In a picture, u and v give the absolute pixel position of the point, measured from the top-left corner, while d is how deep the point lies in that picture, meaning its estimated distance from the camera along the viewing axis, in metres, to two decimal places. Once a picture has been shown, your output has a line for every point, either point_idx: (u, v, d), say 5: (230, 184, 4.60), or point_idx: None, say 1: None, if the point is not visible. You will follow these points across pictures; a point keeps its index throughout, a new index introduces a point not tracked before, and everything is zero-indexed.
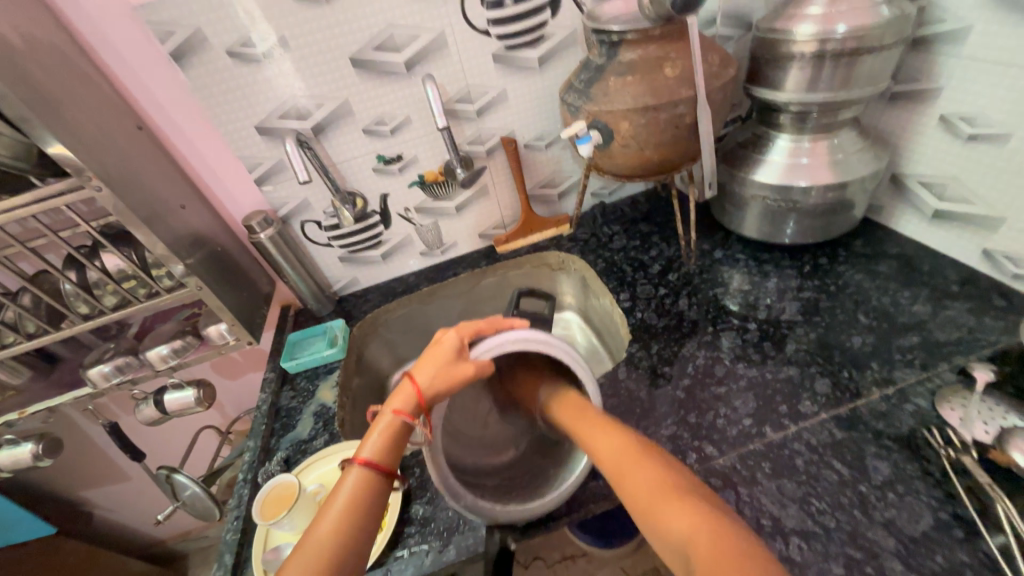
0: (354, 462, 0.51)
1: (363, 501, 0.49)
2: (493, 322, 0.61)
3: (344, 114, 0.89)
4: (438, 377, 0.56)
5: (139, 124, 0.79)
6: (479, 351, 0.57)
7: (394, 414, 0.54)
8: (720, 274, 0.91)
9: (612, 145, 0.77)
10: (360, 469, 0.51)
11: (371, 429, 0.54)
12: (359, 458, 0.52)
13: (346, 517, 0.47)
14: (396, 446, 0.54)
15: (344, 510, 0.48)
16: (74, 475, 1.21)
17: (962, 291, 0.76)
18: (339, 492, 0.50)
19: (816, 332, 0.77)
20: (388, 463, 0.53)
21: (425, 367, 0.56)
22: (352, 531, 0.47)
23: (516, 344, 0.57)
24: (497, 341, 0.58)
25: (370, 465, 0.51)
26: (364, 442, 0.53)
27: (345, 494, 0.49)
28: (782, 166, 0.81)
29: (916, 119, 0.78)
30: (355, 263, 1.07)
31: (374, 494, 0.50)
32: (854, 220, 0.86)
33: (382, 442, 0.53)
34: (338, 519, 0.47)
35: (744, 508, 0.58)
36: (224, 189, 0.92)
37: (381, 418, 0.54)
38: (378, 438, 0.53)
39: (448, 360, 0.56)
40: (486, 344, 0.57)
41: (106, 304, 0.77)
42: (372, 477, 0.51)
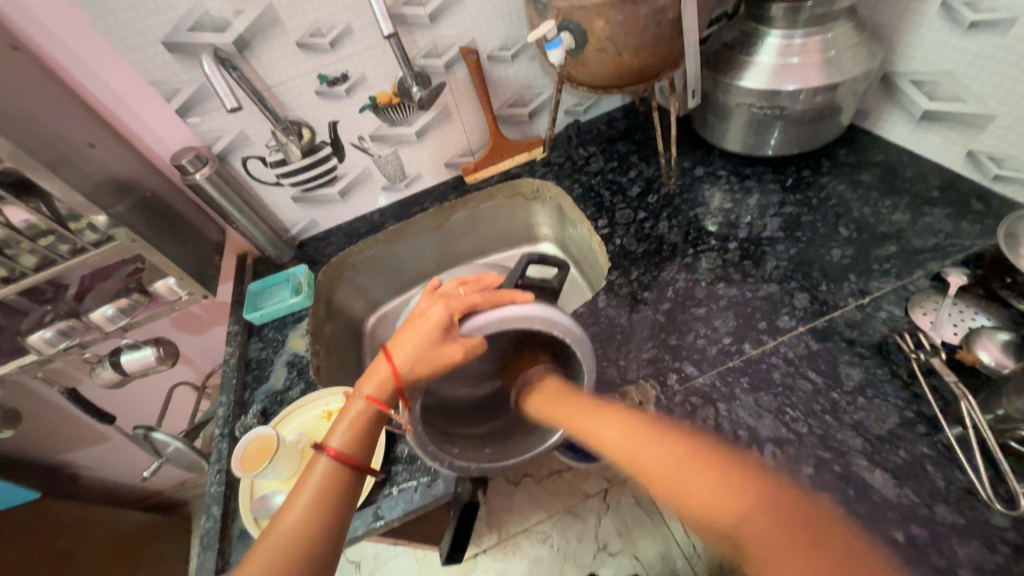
0: (323, 449, 0.51)
1: (331, 489, 0.49)
2: (490, 296, 0.54)
3: (272, 23, 0.75)
4: (419, 360, 0.53)
5: (11, 44, 0.65)
6: (467, 329, 0.52)
7: (367, 401, 0.53)
8: (701, 193, 0.87)
9: (586, 49, 0.68)
10: (330, 458, 0.50)
11: (342, 414, 0.53)
12: (328, 447, 0.51)
13: (315, 507, 0.47)
14: (368, 432, 0.53)
15: (312, 501, 0.48)
16: (48, 441, 1.18)
17: (942, 196, 0.75)
18: (309, 479, 0.49)
19: (795, 247, 0.75)
20: (358, 453, 0.52)
21: (406, 346, 0.53)
22: (321, 520, 0.47)
23: (515, 322, 0.52)
24: (491, 319, 0.52)
25: (339, 453, 0.51)
26: (335, 429, 0.52)
27: (314, 484, 0.49)
28: (771, 67, 0.74)
29: (916, 7, 0.71)
30: (312, 202, 0.98)
31: (342, 486, 0.50)
32: (840, 127, 0.81)
33: (351, 430, 0.52)
34: (306, 510, 0.47)
35: (722, 423, 0.59)
36: (141, 124, 0.79)
37: (354, 403, 0.53)
38: (348, 423, 0.52)
39: (434, 341, 0.53)
40: (477, 321, 0.51)
41: (25, 264, 0.68)
42: (340, 468, 0.50)
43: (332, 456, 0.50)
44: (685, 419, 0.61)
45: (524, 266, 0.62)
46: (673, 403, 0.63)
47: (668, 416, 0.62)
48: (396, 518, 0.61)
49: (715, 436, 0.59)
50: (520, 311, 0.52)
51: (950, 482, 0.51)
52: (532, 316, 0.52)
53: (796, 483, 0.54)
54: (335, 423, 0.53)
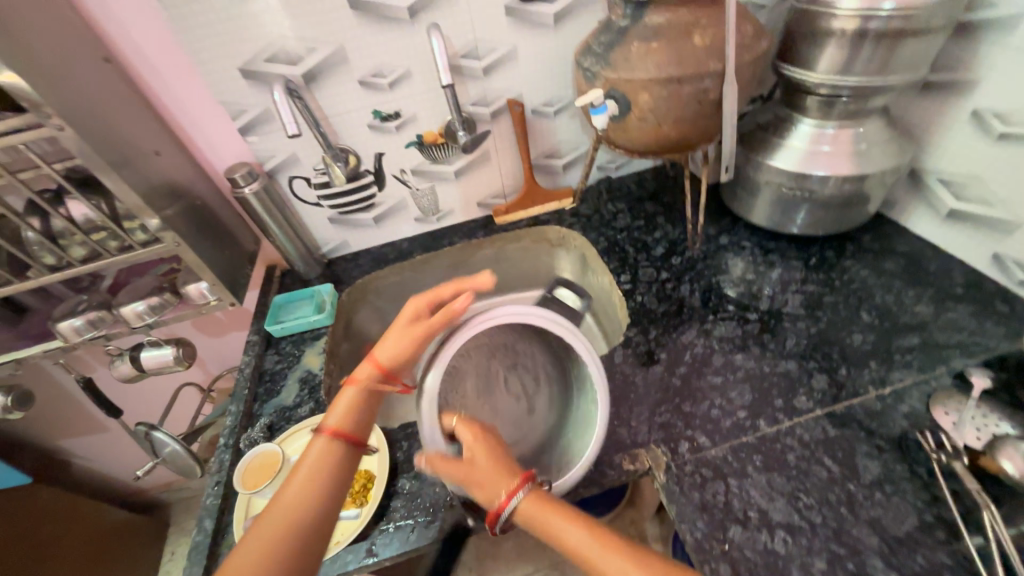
0: (322, 430, 0.50)
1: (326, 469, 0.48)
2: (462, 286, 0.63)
3: (340, 61, 0.81)
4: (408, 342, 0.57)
5: (105, 56, 0.71)
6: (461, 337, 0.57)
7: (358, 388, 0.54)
8: (724, 261, 0.89)
9: (628, 118, 0.72)
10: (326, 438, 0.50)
11: (337, 401, 0.53)
12: (326, 427, 0.50)
13: (310, 484, 0.46)
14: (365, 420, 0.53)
15: (307, 477, 0.47)
16: (50, 426, 1.19)
17: (966, 294, 0.76)
18: (305, 460, 0.48)
19: (816, 326, 0.76)
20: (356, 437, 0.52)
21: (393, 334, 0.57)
22: (315, 494, 0.46)
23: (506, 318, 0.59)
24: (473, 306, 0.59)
25: (337, 433, 0.50)
26: (332, 409, 0.52)
27: (311, 460, 0.48)
28: (802, 152, 0.77)
29: (946, 112, 0.74)
30: (346, 225, 1.02)
31: (337, 466, 0.49)
32: (866, 214, 0.83)
33: (355, 414, 0.53)
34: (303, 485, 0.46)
35: (732, 500, 0.58)
36: (204, 137, 0.84)
37: (346, 389, 0.54)
38: (351, 403, 0.53)
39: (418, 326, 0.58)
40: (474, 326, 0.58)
41: (74, 255, 0.71)
42: (337, 445, 0.50)
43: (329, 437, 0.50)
44: (694, 491, 0.59)
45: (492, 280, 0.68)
46: (682, 472, 0.62)
47: (677, 485, 0.60)
48: (389, 557, 0.60)
49: (723, 514, 0.57)
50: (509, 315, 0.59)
51: None
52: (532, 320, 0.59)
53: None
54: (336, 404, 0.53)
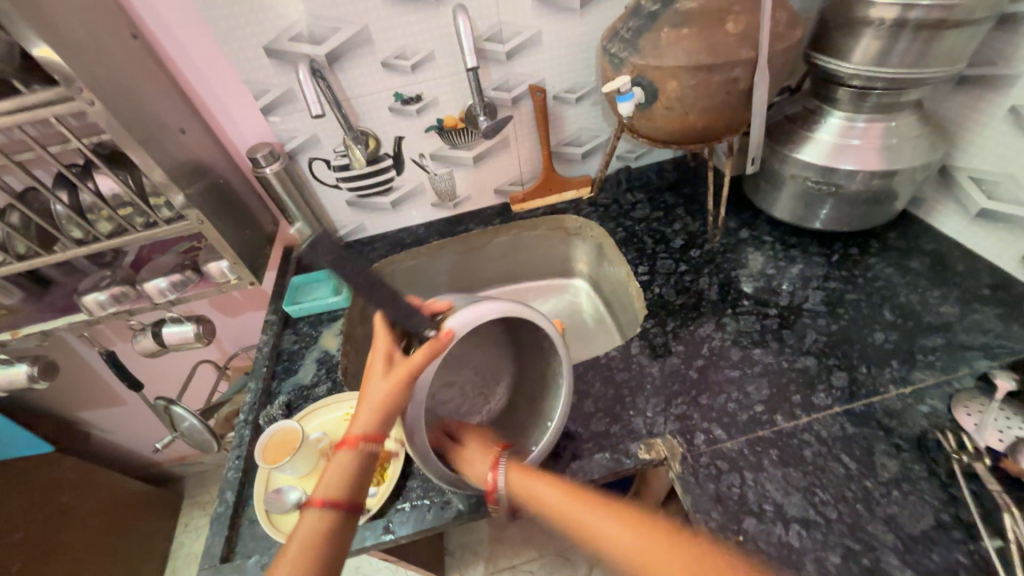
0: (310, 503, 0.50)
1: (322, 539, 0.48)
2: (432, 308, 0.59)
3: (363, 41, 0.80)
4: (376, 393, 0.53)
5: (134, 32, 0.71)
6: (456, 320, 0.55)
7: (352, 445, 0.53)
8: (744, 255, 0.88)
9: (654, 105, 0.71)
10: (316, 510, 0.50)
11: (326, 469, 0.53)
12: (314, 500, 0.50)
13: (307, 551, 0.47)
14: (391, 405, 0.53)
15: (305, 542, 0.48)
16: (72, 398, 1.22)
17: (993, 295, 0.74)
18: (298, 530, 0.49)
19: (836, 323, 0.75)
20: (348, 494, 0.51)
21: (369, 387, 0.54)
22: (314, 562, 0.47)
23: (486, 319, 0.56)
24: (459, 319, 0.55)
25: (327, 502, 0.50)
26: (320, 480, 0.52)
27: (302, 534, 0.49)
28: (830, 145, 0.75)
29: (983, 108, 0.72)
30: (363, 208, 1.02)
31: (336, 525, 0.50)
32: (893, 212, 0.82)
33: (373, 402, 0.52)
34: (304, 543, 0.48)
35: (747, 493, 0.58)
36: (227, 115, 0.84)
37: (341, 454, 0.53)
38: (373, 397, 0.53)
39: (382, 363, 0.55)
40: (461, 314, 0.55)
41: (100, 230, 0.72)
42: (331, 513, 0.49)
43: (318, 506, 0.50)
44: (709, 483, 0.60)
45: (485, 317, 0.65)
46: (697, 464, 0.62)
47: (692, 476, 0.61)
48: (405, 535, 0.61)
49: (737, 506, 0.58)
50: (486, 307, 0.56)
51: None
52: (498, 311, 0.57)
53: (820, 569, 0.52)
54: (361, 400, 0.54)
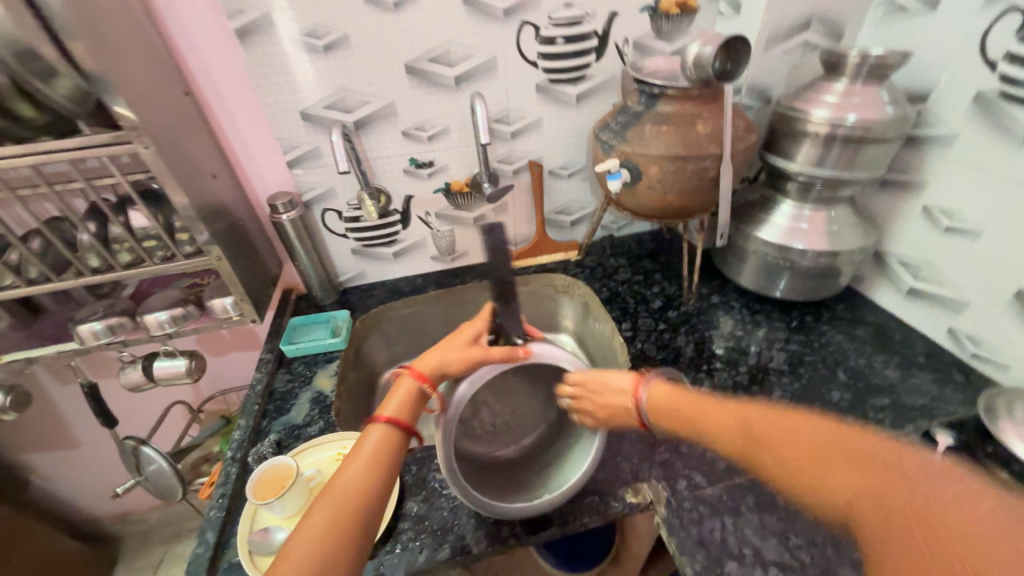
0: (376, 420, 0.53)
1: (386, 456, 0.52)
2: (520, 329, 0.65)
3: (389, 114, 0.92)
4: (457, 354, 0.58)
5: (187, 90, 0.80)
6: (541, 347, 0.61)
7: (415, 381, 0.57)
8: (715, 318, 0.98)
9: (639, 185, 0.83)
10: (383, 427, 0.53)
11: (393, 389, 0.57)
12: (381, 416, 0.54)
13: (369, 469, 0.50)
14: (464, 359, 0.58)
15: (367, 461, 0.50)
16: (22, 437, 1.14)
17: (928, 362, 0.85)
18: (363, 447, 0.51)
19: (799, 382, 0.83)
20: (406, 422, 0.55)
21: (452, 349, 0.59)
22: (373, 478, 0.49)
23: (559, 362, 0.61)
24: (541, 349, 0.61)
25: (393, 421, 0.54)
26: (386, 402, 0.55)
27: (368, 448, 0.52)
28: (784, 227, 0.89)
29: (901, 206, 0.88)
30: (366, 257, 1.09)
31: (394, 448, 0.53)
32: (840, 286, 0.94)
33: (450, 353, 0.58)
34: (365, 464, 0.50)
35: (728, 537, 0.62)
36: (254, 166, 0.92)
37: (401, 379, 0.57)
38: (452, 351, 0.59)
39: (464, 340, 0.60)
40: (547, 345, 0.61)
41: (119, 260, 0.75)
42: (394, 434, 0.53)
43: (385, 424, 0.53)
44: (693, 526, 0.63)
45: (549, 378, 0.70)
46: (682, 508, 0.65)
47: (676, 520, 0.64)
48: None
49: (720, 549, 0.61)
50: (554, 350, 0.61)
51: None
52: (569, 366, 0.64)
53: None
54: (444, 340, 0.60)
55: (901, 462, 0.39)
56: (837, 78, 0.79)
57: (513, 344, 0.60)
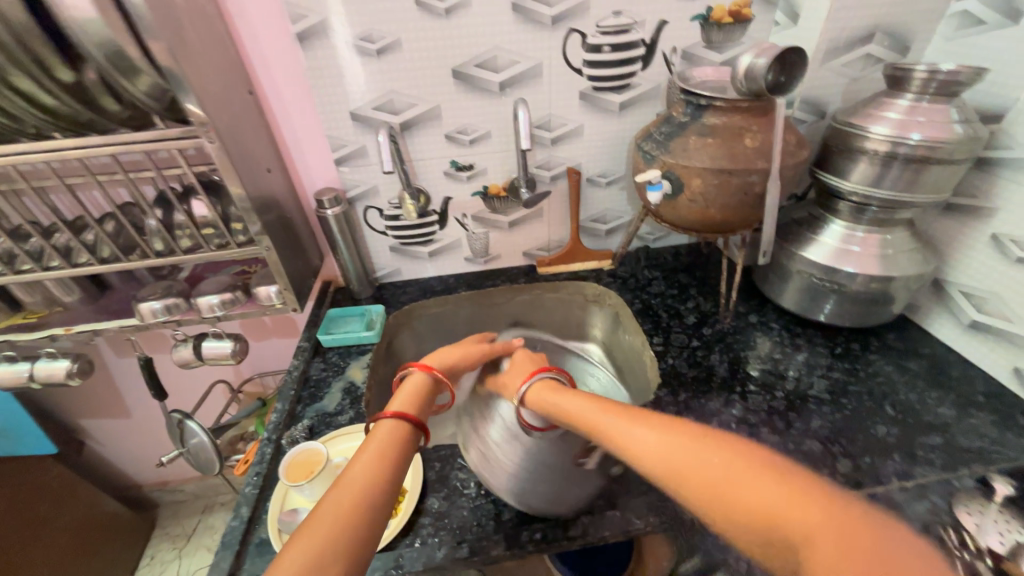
0: (385, 415, 0.57)
1: (393, 448, 0.54)
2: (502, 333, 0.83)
3: (434, 117, 0.94)
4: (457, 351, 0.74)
5: (250, 90, 0.85)
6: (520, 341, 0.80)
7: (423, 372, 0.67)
8: (752, 338, 0.94)
9: (679, 197, 0.82)
10: (391, 421, 0.57)
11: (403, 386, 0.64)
12: (388, 412, 0.58)
13: (380, 456, 0.52)
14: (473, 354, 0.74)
15: (379, 450, 0.53)
16: (83, 401, 1.23)
17: (988, 402, 0.79)
18: (374, 438, 0.54)
19: (840, 412, 0.79)
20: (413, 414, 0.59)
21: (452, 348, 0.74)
22: (388, 467, 0.51)
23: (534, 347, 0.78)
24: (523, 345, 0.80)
25: (398, 414, 0.58)
26: (393, 400, 0.61)
27: (378, 440, 0.54)
28: (833, 248, 0.85)
29: (967, 232, 0.82)
30: (403, 255, 1.12)
31: (402, 441, 0.55)
32: (891, 314, 0.89)
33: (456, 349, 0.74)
34: (377, 455, 0.52)
35: (754, 567, 0.59)
36: (305, 163, 0.97)
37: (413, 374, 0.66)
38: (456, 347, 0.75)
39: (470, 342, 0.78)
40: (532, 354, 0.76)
41: (179, 245, 0.81)
42: (400, 425, 0.57)
43: (393, 418, 0.57)
44: (717, 553, 0.61)
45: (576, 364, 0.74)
46: (705, 532, 0.63)
47: (699, 544, 0.62)
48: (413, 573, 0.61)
49: None
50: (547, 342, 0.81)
51: None
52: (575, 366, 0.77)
53: None
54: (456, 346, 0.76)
55: (879, 534, 0.33)
56: (901, 95, 0.74)
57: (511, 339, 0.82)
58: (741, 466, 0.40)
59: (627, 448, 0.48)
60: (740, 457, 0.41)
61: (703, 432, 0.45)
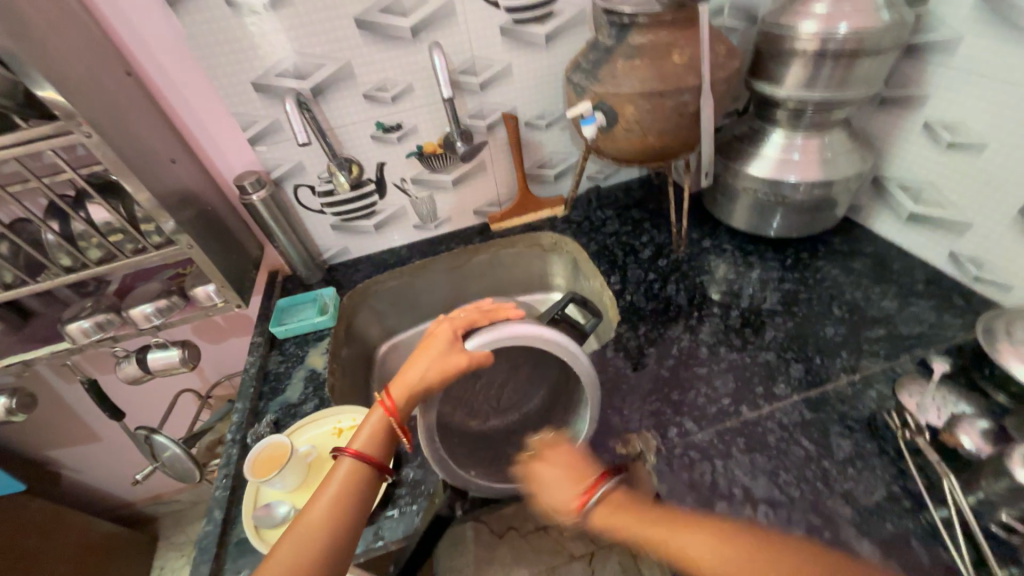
0: (345, 452, 0.54)
1: (352, 489, 0.52)
2: (488, 314, 0.60)
3: (346, 76, 0.87)
4: (432, 364, 0.56)
5: (128, 71, 0.75)
6: (506, 328, 0.56)
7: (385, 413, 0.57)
8: (707, 263, 0.95)
9: (616, 128, 0.78)
10: (350, 461, 0.54)
11: (366, 420, 0.57)
12: (350, 449, 0.55)
13: (339, 501, 0.51)
14: (443, 376, 0.56)
15: (338, 493, 0.51)
16: (43, 434, 1.18)
17: (928, 289, 0.82)
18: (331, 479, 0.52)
19: (792, 321, 0.81)
20: (375, 456, 0.55)
21: (422, 358, 0.57)
22: (347, 510, 0.50)
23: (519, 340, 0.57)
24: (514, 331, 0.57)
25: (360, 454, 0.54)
26: (356, 434, 0.57)
27: (338, 480, 0.53)
28: (774, 160, 0.83)
29: (900, 125, 0.82)
30: (347, 232, 1.06)
31: (364, 483, 0.53)
32: (835, 218, 0.90)
33: (423, 369, 0.56)
34: (336, 498, 0.51)
35: (718, 478, 0.62)
36: (216, 147, 0.89)
37: (376, 412, 0.57)
38: (426, 361, 0.57)
39: (444, 349, 0.57)
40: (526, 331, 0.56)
41: (90, 257, 0.74)
42: (360, 467, 0.54)
43: (351, 458, 0.54)
44: (683, 471, 0.64)
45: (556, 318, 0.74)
46: (672, 455, 0.66)
47: (666, 466, 0.64)
48: (396, 540, 0.63)
49: (710, 490, 0.61)
50: (546, 330, 0.57)
51: (934, 558, 0.54)
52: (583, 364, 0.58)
53: None
54: (424, 349, 0.58)
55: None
56: None
57: (504, 308, 0.61)
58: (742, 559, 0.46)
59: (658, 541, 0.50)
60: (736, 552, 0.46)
61: (719, 531, 0.49)
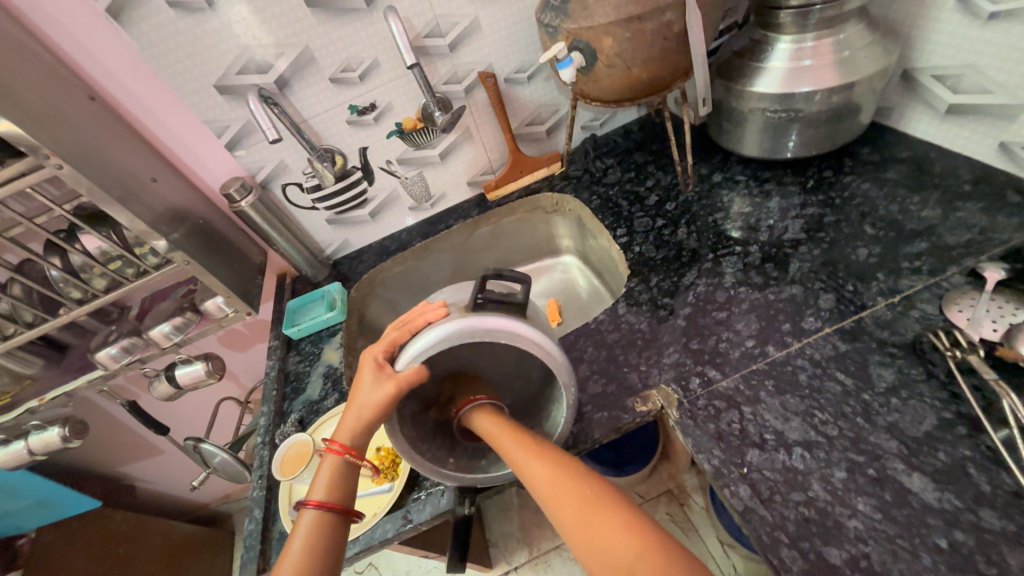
0: (306, 503, 0.51)
1: (319, 542, 0.49)
2: (406, 326, 0.55)
3: (308, 61, 0.83)
4: (364, 406, 0.53)
5: (91, 95, 0.74)
6: (428, 337, 0.52)
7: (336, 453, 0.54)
8: (720, 199, 0.87)
9: (596, 67, 0.71)
10: (314, 510, 0.51)
11: (320, 470, 0.54)
12: (311, 500, 0.52)
13: (305, 562, 0.47)
14: (380, 408, 0.53)
15: (299, 560, 0.47)
16: (109, 453, 1.27)
17: (975, 190, 0.72)
18: (295, 539, 0.49)
19: (820, 248, 0.74)
20: (340, 498, 0.53)
21: (353, 400, 0.54)
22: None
23: (445, 341, 0.52)
24: (441, 333, 0.52)
25: (323, 502, 0.51)
26: (315, 483, 0.53)
27: (301, 539, 0.49)
28: (783, 71, 0.74)
29: (930, 3, 0.71)
30: (344, 224, 1.04)
31: (329, 536, 0.50)
32: (860, 126, 0.80)
33: (359, 410, 0.53)
34: (298, 565, 0.47)
35: (747, 426, 0.59)
36: (195, 158, 0.88)
37: (327, 456, 0.55)
38: (360, 401, 0.54)
39: (371, 385, 0.54)
40: (450, 327, 0.52)
41: (97, 287, 0.76)
42: (327, 515, 0.51)
43: (315, 508, 0.51)
44: (709, 423, 0.60)
45: (481, 281, 0.55)
46: (695, 407, 0.62)
47: (690, 419, 0.61)
48: (425, 521, 0.63)
49: (739, 439, 0.58)
50: (469, 323, 0.52)
51: (996, 485, 0.49)
52: (529, 340, 0.53)
53: (827, 486, 0.53)
54: (354, 390, 0.55)
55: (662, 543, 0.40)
56: None
57: (423, 311, 0.56)
58: (597, 510, 0.44)
59: (520, 467, 0.50)
60: (611, 514, 0.43)
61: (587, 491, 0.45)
